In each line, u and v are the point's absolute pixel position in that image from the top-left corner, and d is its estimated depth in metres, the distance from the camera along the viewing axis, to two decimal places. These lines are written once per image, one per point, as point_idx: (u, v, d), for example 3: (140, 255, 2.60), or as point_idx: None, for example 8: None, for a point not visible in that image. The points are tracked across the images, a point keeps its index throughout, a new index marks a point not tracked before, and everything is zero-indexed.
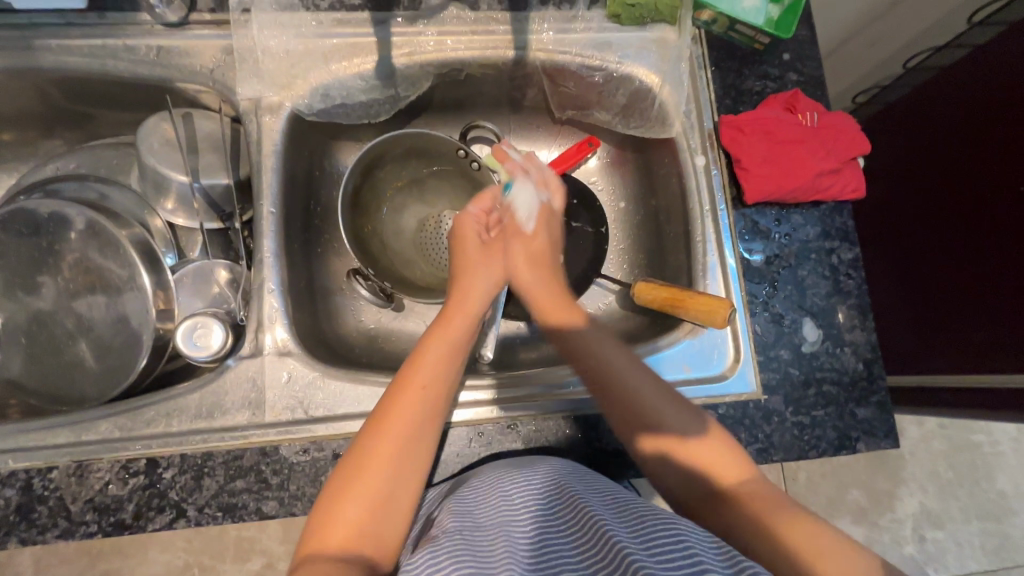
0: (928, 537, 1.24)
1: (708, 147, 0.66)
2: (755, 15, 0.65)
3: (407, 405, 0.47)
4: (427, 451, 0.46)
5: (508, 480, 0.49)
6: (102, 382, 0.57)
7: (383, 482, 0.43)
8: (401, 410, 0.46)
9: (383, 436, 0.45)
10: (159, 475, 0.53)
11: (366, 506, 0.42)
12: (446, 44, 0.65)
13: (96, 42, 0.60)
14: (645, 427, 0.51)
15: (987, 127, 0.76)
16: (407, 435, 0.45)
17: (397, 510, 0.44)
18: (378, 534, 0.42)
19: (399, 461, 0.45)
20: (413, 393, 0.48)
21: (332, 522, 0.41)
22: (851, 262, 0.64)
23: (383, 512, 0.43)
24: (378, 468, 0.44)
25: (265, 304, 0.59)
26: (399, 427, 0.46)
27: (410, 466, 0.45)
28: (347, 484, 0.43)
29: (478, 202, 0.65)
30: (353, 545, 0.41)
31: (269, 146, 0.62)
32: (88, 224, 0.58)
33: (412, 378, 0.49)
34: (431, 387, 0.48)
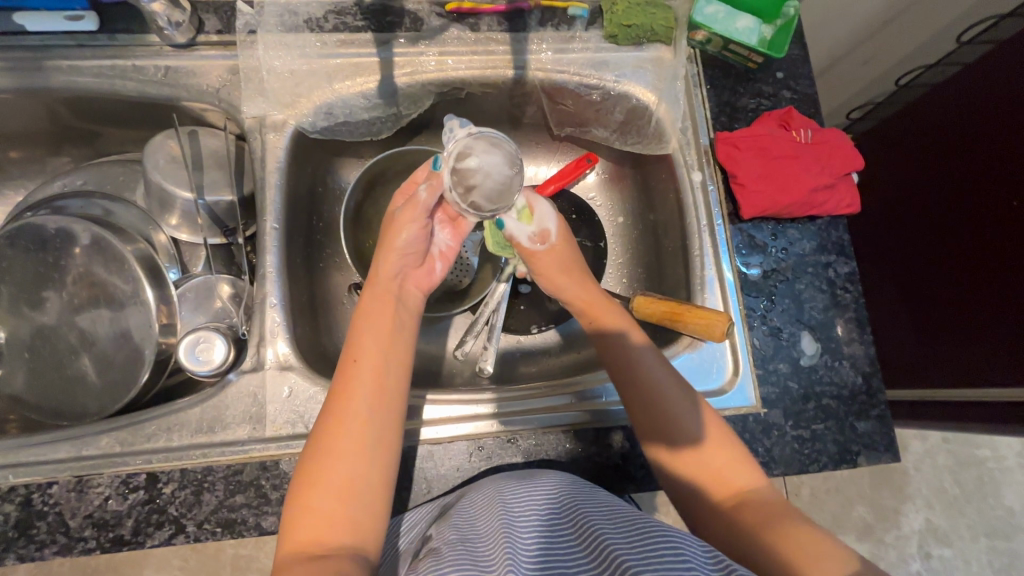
0: (934, 554, 1.23)
1: (704, 163, 0.67)
2: (748, 36, 0.67)
3: (353, 383, 0.46)
4: (377, 428, 0.45)
5: (505, 490, 0.50)
6: (104, 397, 0.58)
7: (341, 466, 0.43)
8: (347, 388, 0.46)
9: (332, 419, 0.44)
10: (158, 490, 0.52)
11: (330, 494, 0.42)
12: (447, 64, 0.66)
13: (106, 63, 0.62)
14: (670, 437, 0.51)
15: (980, 144, 0.78)
16: (355, 409, 0.45)
17: (366, 496, 0.43)
18: (349, 521, 0.41)
19: (352, 444, 0.43)
20: (356, 371, 0.47)
21: (306, 513, 0.41)
22: (848, 276, 0.64)
23: (350, 498, 0.42)
24: (331, 454, 0.43)
25: (268, 319, 0.59)
26: (347, 409, 0.45)
27: (365, 446, 0.44)
28: (309, 470, 0.43)
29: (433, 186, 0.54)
30: (329, 534, 0.40)
31: (273, 163, 0.63)
32: (93, 240, 0.59)
33: (352, 353, 0.48)
34: (367, 356, 0.47)
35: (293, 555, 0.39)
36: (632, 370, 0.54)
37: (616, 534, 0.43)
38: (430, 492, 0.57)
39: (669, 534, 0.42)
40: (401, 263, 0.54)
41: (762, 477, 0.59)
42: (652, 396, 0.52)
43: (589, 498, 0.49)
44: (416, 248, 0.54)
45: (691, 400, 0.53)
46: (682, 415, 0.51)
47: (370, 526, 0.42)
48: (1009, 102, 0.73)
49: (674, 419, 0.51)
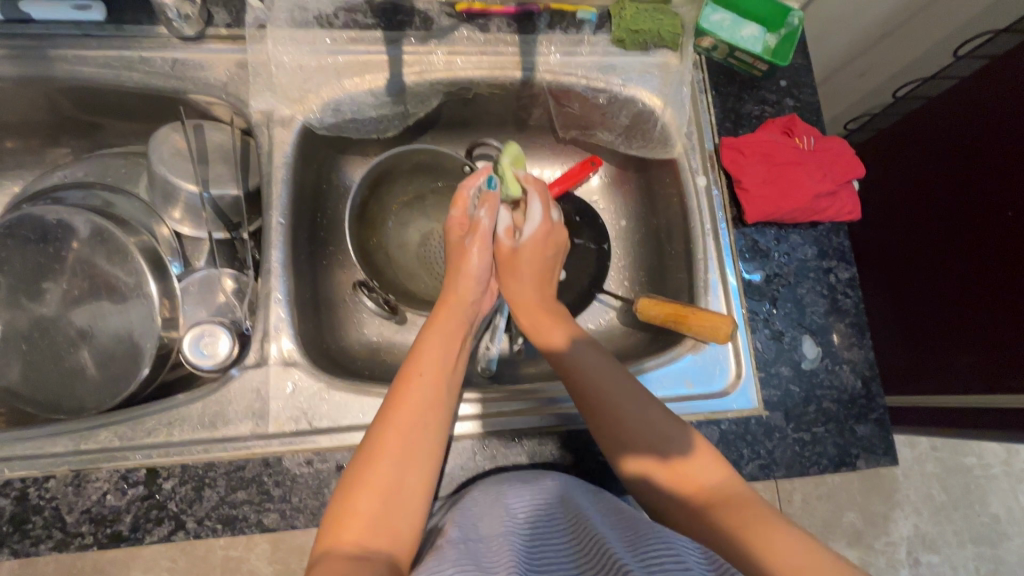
0: (923, 560, 1.24)
1: (709, 168, 0.68)
2: (754, 43, 0.68)
3: (414, 395, 0.48)
4: (436, 438, 0.47)
5: (515, 500, 0.49)
6: (103, 390, 0.57)
7: (399, 470, 0.44)
8: (405, 401, 0.48)
9: (394, 427, 0.46)
10: (158, 485, 0.51)
11: (384, 497, 0.42)
12: (456, 64, 0.66)
13: (113, 54, 0.61)
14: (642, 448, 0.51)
15: (973, 154, 0.79)
16: (415, 423, 0.46)
17: (411, 501, 0.43)
18: (393, 527, 0.42)
19: (409, 453, 0.45)
20: (422, 385, 0.49)
21: (353, 516, 0.41)
22: (848, 282, 0.65)
23: (398, 502, 0.43)
24: (392, 459, 0.44)
25: (272, 314, 0.59)
26: (407, 419, 0.46)
27: (419, 456, 0.45)
28: (365, 477, 0.43)
29: (488, 206, 0.63)
30: (367, 541, 0.40)
31: (280, 158, 0.63)
32: (96, 231, 0.58)
33: (412, 370, 0.50)
34: (429, 373, 0.50)
35: (328, 555, 0.39)
36: (591, 384, 0.53)
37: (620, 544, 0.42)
38: (434, 491, 0.57)
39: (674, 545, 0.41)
40: (473, 291, 0.61)
41: (763, 479, 0.59)
42: (610, 410, 0.52)
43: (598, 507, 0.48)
44: (484, 276, 0.62)
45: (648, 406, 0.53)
46: (652, 423, 0.51)
47: (406, 535, 0.42)
48: (1002, 114, 0.75)
49: (638, 428, 0.51)
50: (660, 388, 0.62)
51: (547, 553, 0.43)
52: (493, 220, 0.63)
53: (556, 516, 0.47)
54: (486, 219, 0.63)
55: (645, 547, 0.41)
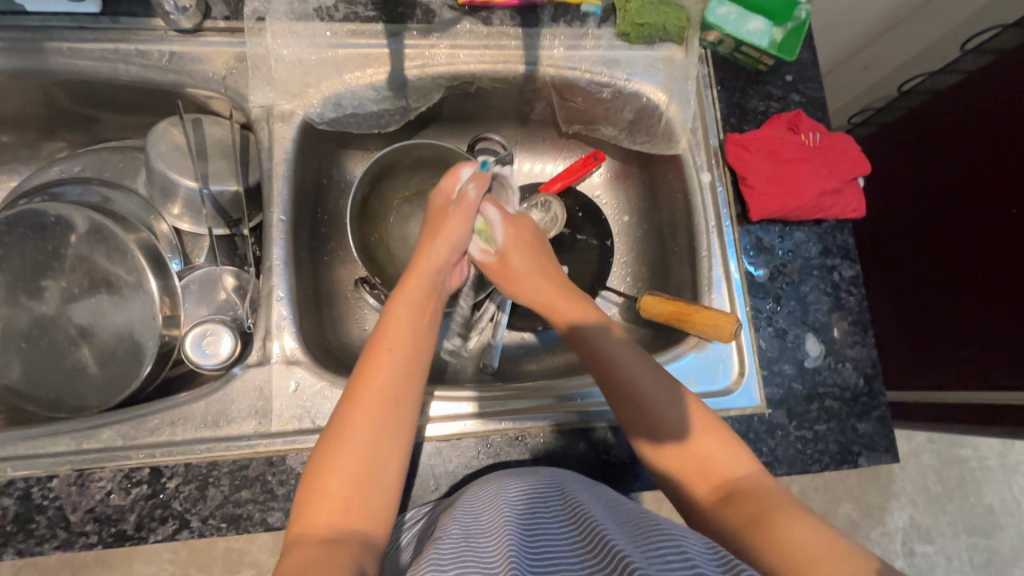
0: (917, 550, 1.26)
1: (713, 164, 0.67)
2: (760, 38, 0.67)
3: (381, 369, 0.47)
4: (404, 404, 0.46)
5: (517, 496, 0.48)
6: (105, 389, 0.56)
7: (370, 442, 0.43)
8: (375, 376, 0.47)
9: (362, 396, 0.45)
10: (162, 484, 0.51)
11: (356, 470, 0.42)
12: (458, 58, 0.65)
13: (108, 46, 0.60)
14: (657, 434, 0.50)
15: (977, 151, 0.79)
16: (384, 398, 0.45)
17: (381, 474, 0.43)
18: (364, 505, 0.41)
19: (376, 430, 0.44)
20: (388, 353, 0.48)
21: (325, 494, 0.41)
22: (852, 279, 0.65)
23: (369, 476, 0.42)
24: (363, 434, 0.43)
25: (274, 312, 0.58)
26: (376, 395, 0.45)
27: (390, 432, 0.44)
28: (332, 456, 0.43)
29: (477, 181, 0.64)
30: (342, 520, 0.40)
31: (281, 153, 0.62)
32: (94, 228, 0.57)
33: (381, 344, 0.49)
34: (399, 349, 0.49)
35: (303, 539, 0.39)
36: (607, 367, 0.54)
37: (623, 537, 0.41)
38: (437, 488, 0.57)
39: (678, 540, 0.40)
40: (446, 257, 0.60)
41: (766, 476, 0.60)
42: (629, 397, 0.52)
43: (599, 505, 0.48)
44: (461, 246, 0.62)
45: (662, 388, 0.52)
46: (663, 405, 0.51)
47: (379, 510, 0.42)
48: (1007, 111, 0.74)
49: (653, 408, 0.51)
50: None
51: (548, 548, 0.42)
52: (480, 195, 0.64)
53: (556, 512, 0.46)
54: (472, 192, 0.63)
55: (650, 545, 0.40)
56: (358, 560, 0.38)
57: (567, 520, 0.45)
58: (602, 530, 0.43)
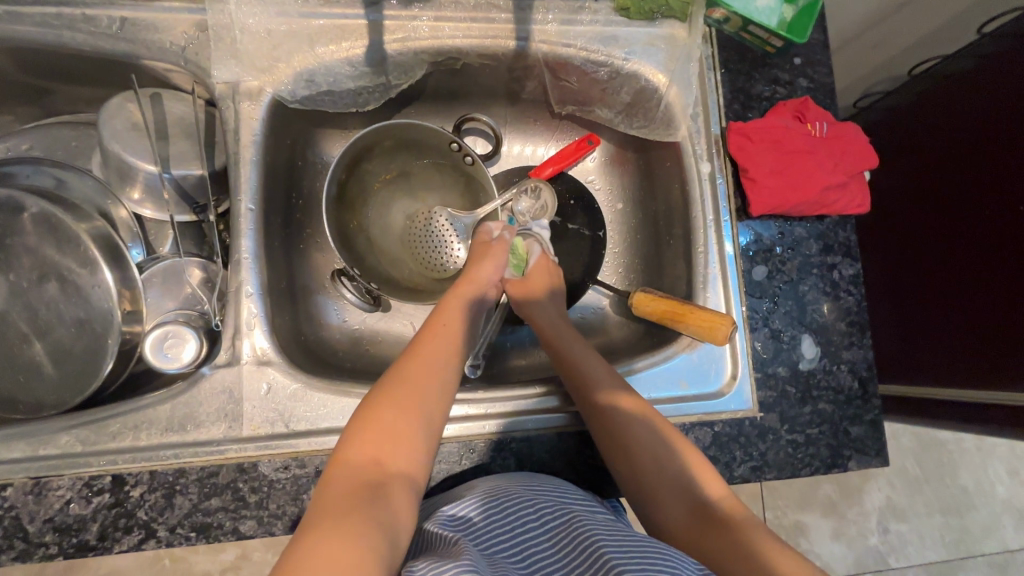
0: (892, 529, 1.29)
1: (714, 153, 0.63)
2: (770, 16, 0.61)
3: (434, 341, 0.52)
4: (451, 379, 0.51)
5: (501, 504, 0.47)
6: (62, 390, 0.53)
7: (419, 402, 0.47)
8: (429, 345, 0.52)
9: (416, 366, 0.50)
10: (126, 493, 0.49)
11: (405, 422, 0.45)
12: (443, 31, 0.60)
13: (52, 12, 0.54)
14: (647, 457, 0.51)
15: (981, 143, 0.76)
16: (433, 364, 0.50)
17: (425, 430, 0.46)
18: (409, 451, 0.44)
19: (424, 390, 0.48)
20: (442, 335, 0.53)
21: (373, 432, 0.44)
22: (852, 278, 0.63)
23: (416, 429, 0.45)
24: (417, 395, 0.47)
25: (243, 310, 0.54)
26: (429, 359, 0.51)
27: (434, 395, 0.48)
28: (381, 405, 0.46)
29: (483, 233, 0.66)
30: (381, 463, 0.43)
31: (248, 135, 0.57)
32: (41, 217, 0.52)
33: (435, 323, 0.55)
34: (449, 327, 0.55)
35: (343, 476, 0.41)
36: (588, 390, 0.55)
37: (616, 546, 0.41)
38: None
39: (668, 557, 0.40)
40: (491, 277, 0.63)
41: (754, 481, 0.58)
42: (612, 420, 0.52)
43: (586, 512, 0.47)
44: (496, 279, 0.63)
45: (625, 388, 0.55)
46: (642, 431, 0.52)
47: (419, 456, 0.45)
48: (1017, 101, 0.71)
49: (629, 437, 0.52)
50: (653, 389, 0.60)
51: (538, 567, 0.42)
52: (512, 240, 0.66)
53: (543, 517, 0.45)
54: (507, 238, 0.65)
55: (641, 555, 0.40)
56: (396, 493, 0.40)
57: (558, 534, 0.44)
58: (600, 543, 0.41)
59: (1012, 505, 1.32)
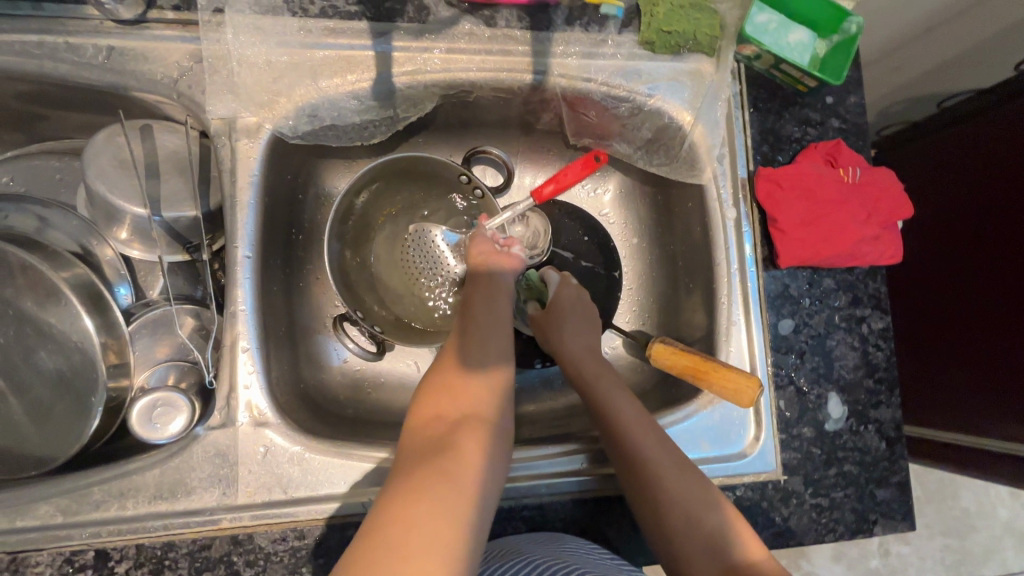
0: (893, 552, 1.28)
1: (741, 199, 0.60)
2: (802, 53, 0.59)
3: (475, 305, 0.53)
4: (497, 325, 0.52)
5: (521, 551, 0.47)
6: (39, 452, 0.49)
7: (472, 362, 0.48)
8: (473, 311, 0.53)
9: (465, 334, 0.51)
10: (110, 568, 0.46)
11: (464, 381, 0.46)
12: (455, 64, 0.56)
13: (32, 39, 0.50)
14: (677, 518, 0.48)
15: (1003, 184, 0.73)
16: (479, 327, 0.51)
17: (487, 382, 0.47)
18: (473, 398, 0.45)
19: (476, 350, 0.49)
20: (481, 301, 0.54)
21: (437, 393, 0.46)
22: (881, 332, 0.59)
23: (474, 378, 0.47)
24: (462, 365, 0.48)
25: (239, 366, 0.51)
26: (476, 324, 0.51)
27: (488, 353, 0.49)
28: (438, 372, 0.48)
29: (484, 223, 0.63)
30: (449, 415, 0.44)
31: (246, 175, 0.53)
32: (16, 266, 0.48)
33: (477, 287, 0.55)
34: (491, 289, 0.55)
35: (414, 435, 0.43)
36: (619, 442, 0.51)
37: None
38: None
39: None
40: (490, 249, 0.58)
41: (777, 548, 0.56)
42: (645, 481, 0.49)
43: (597, 557, 0.47)
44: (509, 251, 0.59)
45: (658, 436, 0.51)
46: (677, 490, 0.48)
47: (485, 397, 0.46)
48: None
49: (661, 499, 0.48)
50: None
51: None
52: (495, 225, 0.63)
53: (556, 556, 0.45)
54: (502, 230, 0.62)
55: None
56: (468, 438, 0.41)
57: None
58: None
59: (1013, 528, 1.31)
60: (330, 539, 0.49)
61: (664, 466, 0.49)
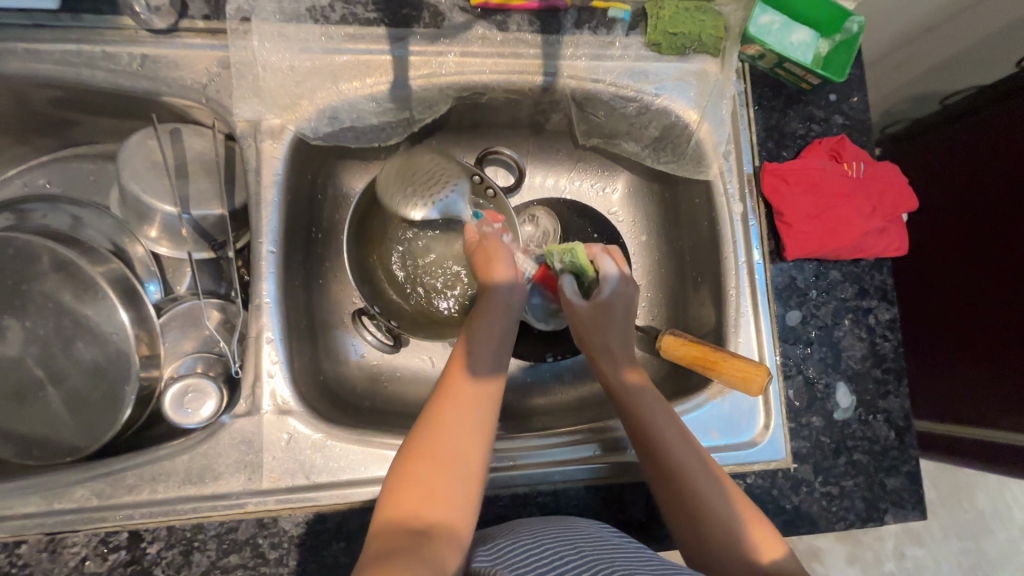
0: (909, 555, 1.27)
1: (747, 194, 0.61)
2: (805, 52, 0.61)
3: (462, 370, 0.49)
4: (485, 415, 0.46)
5: (535, 531, 0.46)
6: (75, 438, 0.51)
7: (452, 441, 0.44)
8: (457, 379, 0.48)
9: (448, 400, 0.46)
10: (142, 550, 0.48)
11: (441, 467, 0.42)
12: (469, 67, 0.58)
13: (71, 48, 0.53)
14: (699, 506, 0.49)
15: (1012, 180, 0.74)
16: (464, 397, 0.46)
17: (467, 467, 0.43)
18: (448, 492, 0.41)
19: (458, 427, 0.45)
20: (470, 359, 0.49)
21: (409, 482, 0.41)
22: (888, 323, 0.60)
23: (456, 476, 0.42)
24: (443, 441, 0.43)
25: (264, 355, 0.53)
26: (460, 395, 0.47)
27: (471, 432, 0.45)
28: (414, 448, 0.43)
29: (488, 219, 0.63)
30: (422, 512, 0.40)
31: (270, 175, 0.56)
32: (57, 262, 0.51)
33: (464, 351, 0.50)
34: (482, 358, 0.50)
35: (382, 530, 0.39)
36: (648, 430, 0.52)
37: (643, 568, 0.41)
38: None
39: None
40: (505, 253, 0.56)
41: (788, 535, 0.57)
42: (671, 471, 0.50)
43: (611, 538, 0.47)
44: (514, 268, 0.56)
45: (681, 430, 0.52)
46: (699, 478, 0.50)
47: (460, 501, 0.41)
48: None
49: (684, 487, 0.49)
50: None
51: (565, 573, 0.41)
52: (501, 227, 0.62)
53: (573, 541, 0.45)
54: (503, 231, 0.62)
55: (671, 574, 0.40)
56: (439, 550, 0.37)
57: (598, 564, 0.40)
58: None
59: None
60: (351, 522, 0.50)
61: (687, 458, 0.50)
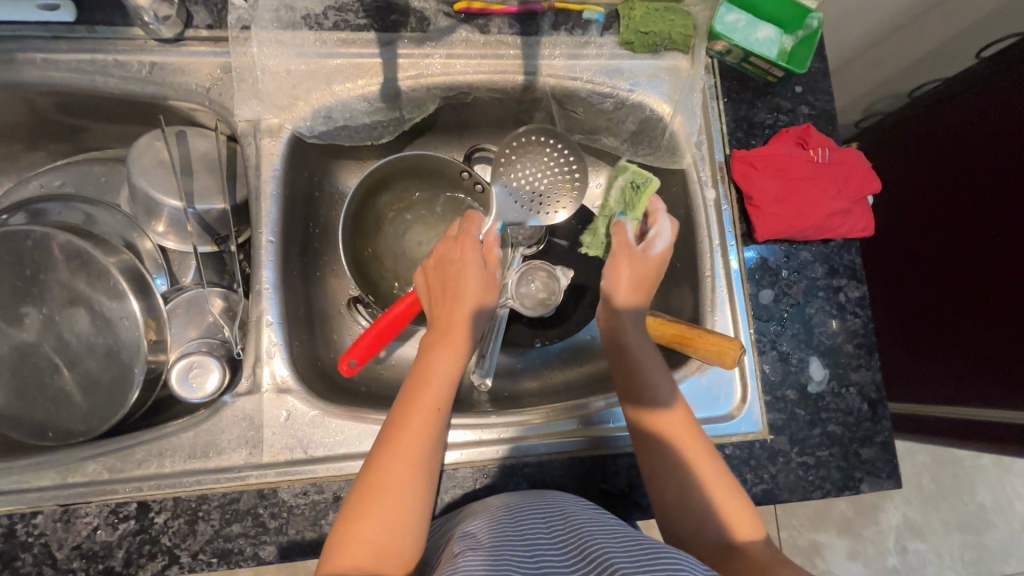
0: (910, 549, 1.27)
1: (719, 180, 0.65)
2: (770, 48, 0.64)
3: (414, 412, 0.49)
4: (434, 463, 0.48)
5: (518, 512, 0.47)
6: (89, 418, 0.55)
7: (398, 492, 0.45)
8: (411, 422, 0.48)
9: (399, 446, 0.47)
10: (150, 519, 0.51)
11: (390, 519, 0.43)
12: (454, 68, 0.62)
13: (85, 57, 0.57)
14: (683, 477, 0.51)
15: (981, 166, 0.77)
16: (414, 445, 0.47)
17: (413, 515, 0.45)
18: (394, 544, 0.43)
19: (404, 475, 0.45)
20: (424, 399, 0.50)
21: (355, 537, 0.42)
22: (858, 301, 0.63)
23: (403, 529, 0.44)
24: (392, 492, 0.44)
25: (264, 337, 0.56)
26: (411, 441, 0.47)
27: (418, 480, 0.46)
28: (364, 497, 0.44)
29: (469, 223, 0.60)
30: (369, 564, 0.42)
31: (268, 170, 0.60)
32: (72, 253, 0.55)
33: (419, 396, 0.50)
34: (435, 400, 0.50)
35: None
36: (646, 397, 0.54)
37: (615, 548, 0.41)
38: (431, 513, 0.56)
39: (672, 555, 0.38)
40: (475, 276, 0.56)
41: (766, 504, 0.59)
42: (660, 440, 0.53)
43: (592, 517, 0.47)
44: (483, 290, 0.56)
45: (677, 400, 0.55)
46: (687, 449, 0.52)
47: (406, 548, 0.43)
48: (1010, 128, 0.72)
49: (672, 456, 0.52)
50: None
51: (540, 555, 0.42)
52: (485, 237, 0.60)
53: (553, 524, 0.46)
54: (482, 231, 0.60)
55: (643, 552, 0.39)
56: None
57: (569, 540, 0.43)
58: (603, 556, 0.39)
59: None
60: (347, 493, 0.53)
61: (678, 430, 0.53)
